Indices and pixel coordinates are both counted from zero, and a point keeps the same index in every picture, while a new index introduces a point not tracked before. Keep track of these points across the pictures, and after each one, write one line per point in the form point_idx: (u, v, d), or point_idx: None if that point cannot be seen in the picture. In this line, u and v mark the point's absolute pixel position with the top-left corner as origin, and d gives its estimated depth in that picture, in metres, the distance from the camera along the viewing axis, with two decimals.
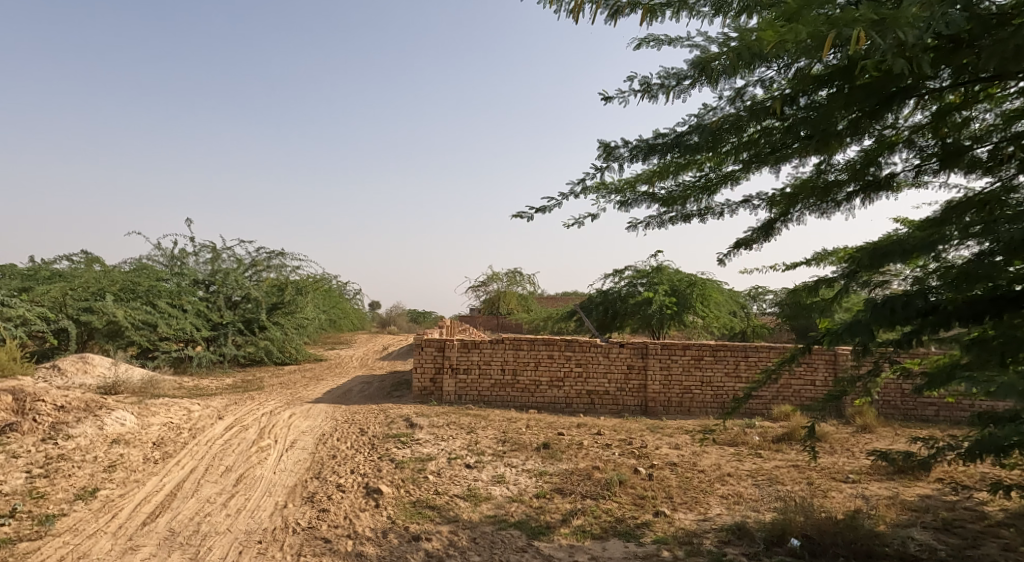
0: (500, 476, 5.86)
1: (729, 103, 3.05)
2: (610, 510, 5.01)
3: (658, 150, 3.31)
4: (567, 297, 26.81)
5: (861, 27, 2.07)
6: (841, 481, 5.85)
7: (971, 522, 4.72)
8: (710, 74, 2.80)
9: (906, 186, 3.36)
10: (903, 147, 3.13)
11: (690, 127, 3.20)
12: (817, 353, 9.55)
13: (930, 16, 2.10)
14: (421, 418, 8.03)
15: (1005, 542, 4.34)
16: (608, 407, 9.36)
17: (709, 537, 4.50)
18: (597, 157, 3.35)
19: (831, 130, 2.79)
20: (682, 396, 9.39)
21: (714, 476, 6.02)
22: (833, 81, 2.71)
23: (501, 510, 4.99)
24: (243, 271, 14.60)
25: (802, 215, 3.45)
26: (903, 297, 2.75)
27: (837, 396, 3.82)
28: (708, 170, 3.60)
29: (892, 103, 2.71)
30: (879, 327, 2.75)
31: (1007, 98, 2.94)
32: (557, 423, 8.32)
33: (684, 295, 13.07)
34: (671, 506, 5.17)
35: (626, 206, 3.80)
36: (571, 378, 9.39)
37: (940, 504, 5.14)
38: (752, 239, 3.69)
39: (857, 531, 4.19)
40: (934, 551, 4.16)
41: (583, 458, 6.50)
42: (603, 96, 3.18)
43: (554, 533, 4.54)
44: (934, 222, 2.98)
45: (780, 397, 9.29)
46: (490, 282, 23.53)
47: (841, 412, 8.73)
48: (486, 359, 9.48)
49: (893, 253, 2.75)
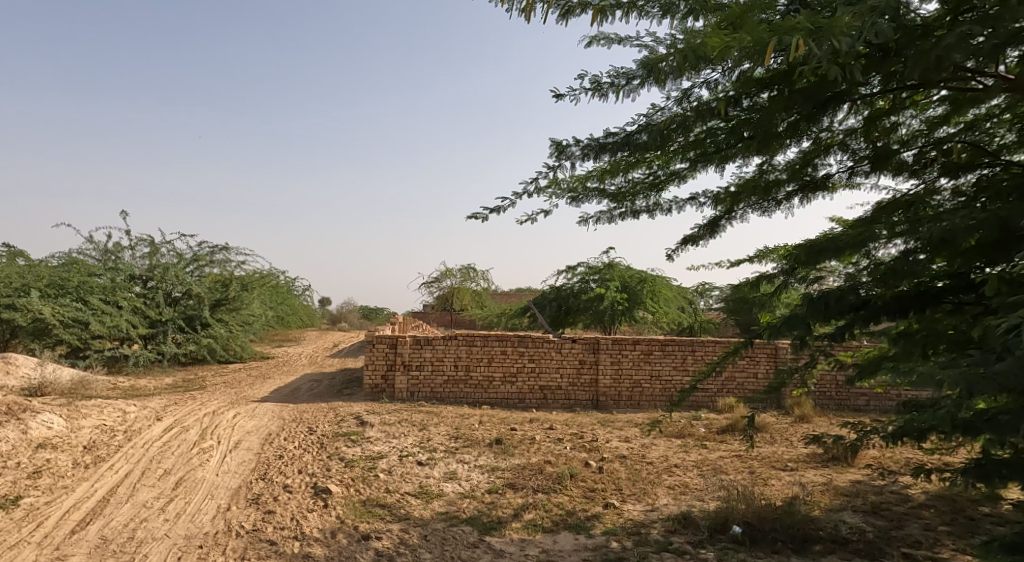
0: (453, 473, 5.85)
1: (676, 104, 3.12)
2: (561, 504, 5.08)
3: (608, 149, 3.35)
4: (521, 293, 26.83)
5: (799, 35, 2.15)
6: (780, 469, 6.11)
7: (897, 504, 5.02)
8: (657, 76, 2.85)
9: (840, 187, 3.53)
10: (837, 149, 3.28)
11: (639, 127, 3.26)
12: (760, 346, 9.93)
13: (861, 25, 2.20)
14: (372, 416, 7.94)
15: (927, 523, 4.65)
16: (560, 401, 9.48)
17: (656, 527, 4.62)
18: (549, 155, 3.35)
19: (771, 131, 2.91)
20: (632, 390, 9.62)
21: (662, 467, 6.19)
22: (774, 84, 2.83)
23: (453, 507, 4.99)
24: (184, 266, 13.96)
25: (744, 213, 3.60)
26: (836, 292, 2.94)
27: (777, 388, 3.99)
28: (656, 169, 3.69)
29: (828, 107, 2.86)
30: (815, 321, 2.93)
31: (930, 106, 3.14)
32: (510, 419, 8.36)
33: (636, 292, 13.40)
34: (621, 498, 5.29)
35: (577, 202, 3.85)
36: (525, 373, 9.46)
37: (869, 488, 5.44)
38: (698, 236, 3.80)
39: (794, 516, 4.39)
40: (863, 533, 4.42)
41: (535, 453, 6.57)
42: (555, 94, 3.16)
43: (505, 528, 4.56)
44: (866, 220, 3.14)
45: (725, 390, 9.64)
46: (445, 278, 23.27)
47: (781, 403, 9.10)
48: (439, 355, 9.40)
49: (827, 251, 2.92)
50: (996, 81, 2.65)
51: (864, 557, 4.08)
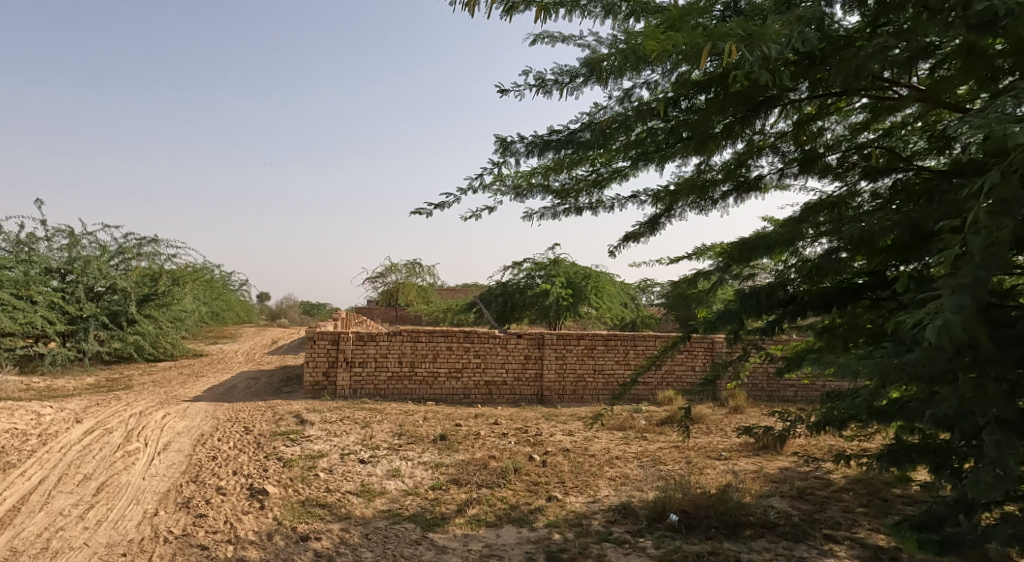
0: (396, 470, 5.78)
1: (617, 103, 3.18)
2: (505, 498, 5.11)
3: (551, 147, 3.37)
4: (467, 289, 26.75)
5: (732, 40, 2.21)
6: (715, 458, 6.36)
7: (820, 489, 5.32)
8: (599, 75, 2.89)
9: (771, 188, 3.69)
10: (769, 151, 3.43)
11: (582, 125, 3.31)
12: (697, 341, 10.29)
13: (789, 34, 2.29)
14: (313, 414, 7.74)
15: (846, 505, 4.95)
16: (505, 397, 9.53)
17: (597, 518, 4.71)
18: (494, 151, 3.35)
19: (708, 132, 3.02)
20: (576, 384, 9.78)
21: (604, 459, 6.32)
22: (710, 87, 2.93)
23: (395, 505, 4.93)
24: (108, 259, 13.21)
25: (683, 211, 3.72)
26: (767, 288, 3.12)
27: (713, 380, 4.14)
28: (598, 166, 3.75)
29: (760, 111, 2.99)
30: (747, 316, 3.12)
31: (852, 112, 3.33)
32: (454, 415, 8.33)
33: (580, 288, 13.63)
34: (563, 491, 5.37)
35: (522, 198, 3.87)
36: (470, 369, 9.45)
37: (796, 475, 5.74)
38: (639, 233, 3.90)
39: (727, 503, 4.58)
40: (789, 517, 4.66)
41: (479, 448, 6.57)
42: (500, 89, 3.16)
43: (448, 524, 4.55)
44: (794, 220, 3.29)
45: (664, 383, 9.94)
46: (389, 274, 22.80)
47: (716, 395, 9.47)
48: (383, 351, 9.24)
49: (758, 248, 3.09)
50: (909, 91, 2.83)
51: (790, 539, 4.30)
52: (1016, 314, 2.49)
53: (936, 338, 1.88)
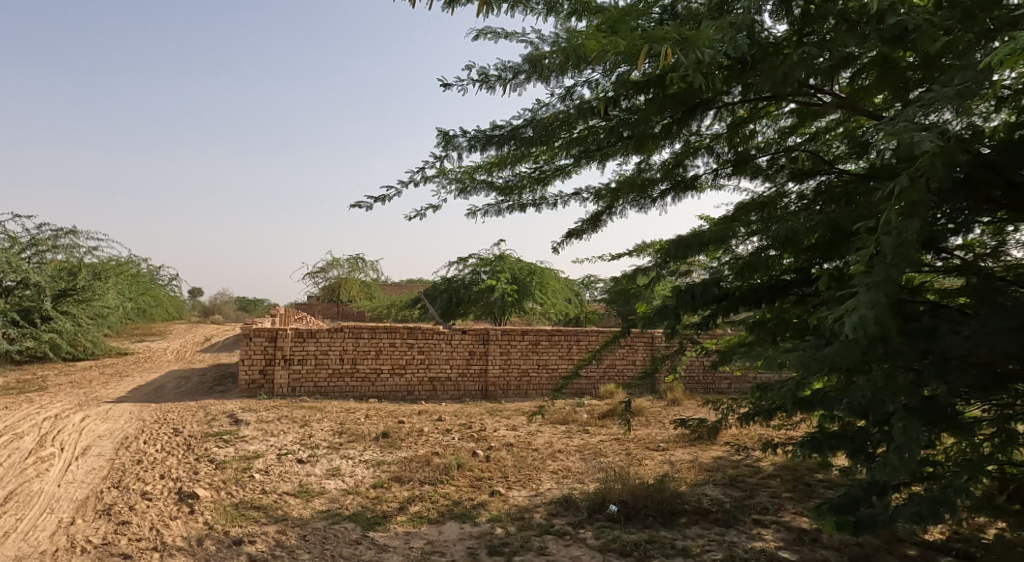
0: (336, 469, 5.66)
1: (559, 100, 3.21)
2: (448, 494, 5.09)
3: (494, 142, 3.35)
4: (411, 285, 26.44)
5: (667, 44, 2.26)
6: (653, 449, 6.55)
7: (750, 476, 5.58)
8: (541, 73, 2.90)
9: (707, 188, 3.81)
10: (704, 152, 3.54)
11: (525, 121, 3.31)
12: (637, 335, 10.57)
13: (722, 39, 2.37)
14: (248, 414, 7.46)
15: (774, 490, 5.21)
16: (449, 393, 9.50)
17: (539, 511, 4.77)
18: (436, 145, 3.31)
19: (647, 131, 3.08)
20: (520, 379, 9.87)
21: (546, 453, 6.40)
22: (649, 88, 3.00)
23: (335, 504, 4.83)
24: (19, 251, 12.32)
25: (623, 209, 3.81)
26: (702, 284, 3.24)
27: (651, 374, 4.27)
28: (542, 163, 3.78)
29: (695, 113, 3.09)
30: (683, 311, 3.24)
31: (781, 117, 3.48)
32: (397, 412, 8.23)
33: (525, 284, 13.73)
34: (506, 485, 5.40)
35: (465, 194, 3.85)
36: (414, 365, 9.36)
37: (728, 463, 5.99)
38: (582, 230, 3.95)
39: (664, 493, 4.72)
40: (721, 504, 4.87)
41: (422, 445, 6.52)
42: (442, 83, 3.12)
43: (390, 522, 4.49)
44: (728, 219, 3.42)
45: (606, 377, 10.15)
46: (331, 269, 22.29)
47: (655, 388, 9.76)
48: (324, 348, 8.99)
49: (694, 245, 3.19)
50: (832, 98, 2.99)
51: (722, 525, 4.49)
52: (924, 309, 2.68)
53: (852, 331, 1.99)
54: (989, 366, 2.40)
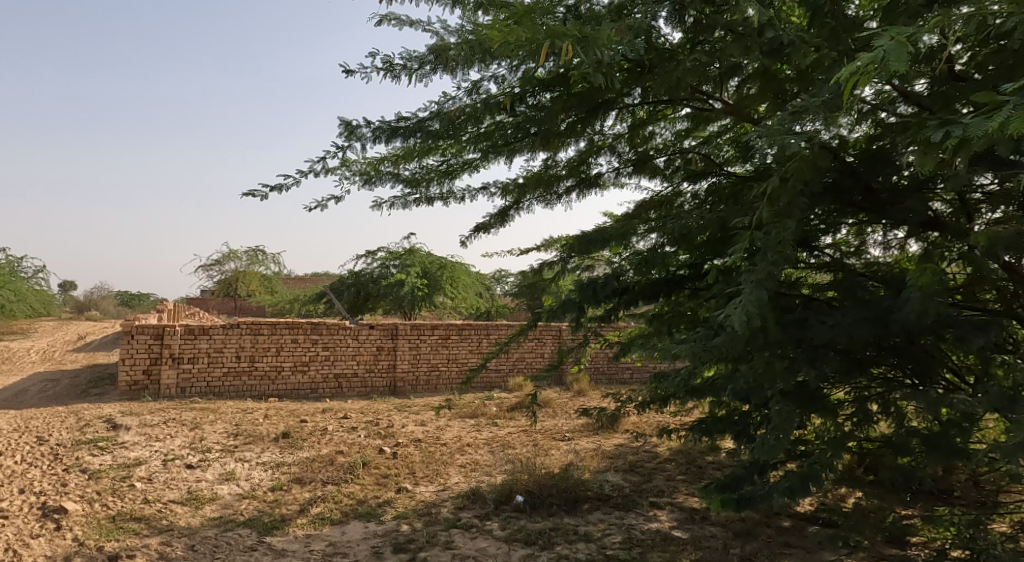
0: (230, 473, 5.34)
1: (466, 94, 3.19)
2: (352, 493, 4.96)
3: (400, 134, 3.27)
4: (315, 278, 25.45)
5: (569, 40, 2.27)
6: (559, 440, 6.73)
7: (648, 461, 5.87)
8: (446, 65, 2.87)
9: (610, 186, 3.94)
10: (607, 151, 3.67)
11: (431, 113, 3.26)
12: (546, 329, 10.82)
13: (621, 41, 2.45)
14: (128, 418, 6.86)
15: (669, 473, 5.52)
16: (356, 389, 9.24)
17: (446, 506, 4.75)
18: (338, 134, 3.19)
19: (553, 129, 3.15)
20: (429, 374, 9.81)
21: (455, 447, 6.39)
22: (553, 86, 3.07)
23: (228, 511, 4.56)
24: None
25: (530, 205, 3.86)
26: (603, 278, 3.36)
27: (558, 365, 4.37)
28: (450, 156, 3.75)
29: (598, 113, 3.18)
30: (586, 304, 3.35)
31: (677, 120, 3.67)
32: (300, 410, 7.89)
33: (435, 278, 13.61)
34: (413, 481, 5.34)
35: (370, 185, 3.73)
36: (318, 362, 9.01)
37: (629, 450, 6.27)
38: (489, 225, 3.97)
39: (568, 481, 4.85)
40: (621, 489, 5.09)
41: (326, 444, 6.30)
42: (344, 69, 3.01)
43: (288, 526, 4.30)
44: (628, 216, 3.55)
45: (515, 370, 10.30)
46: (228, 261, 20.95)
47: (563, 380, 10.03)
48: (218, 346, 8.42)
49: (596, 241, 3.30)
50: (722, 104, 3.18)
51: (621, 509, 4.69)
52: (798, 301, 2.93)
53: (737, 323, 2.13)
54: (850, 353, 2.66)
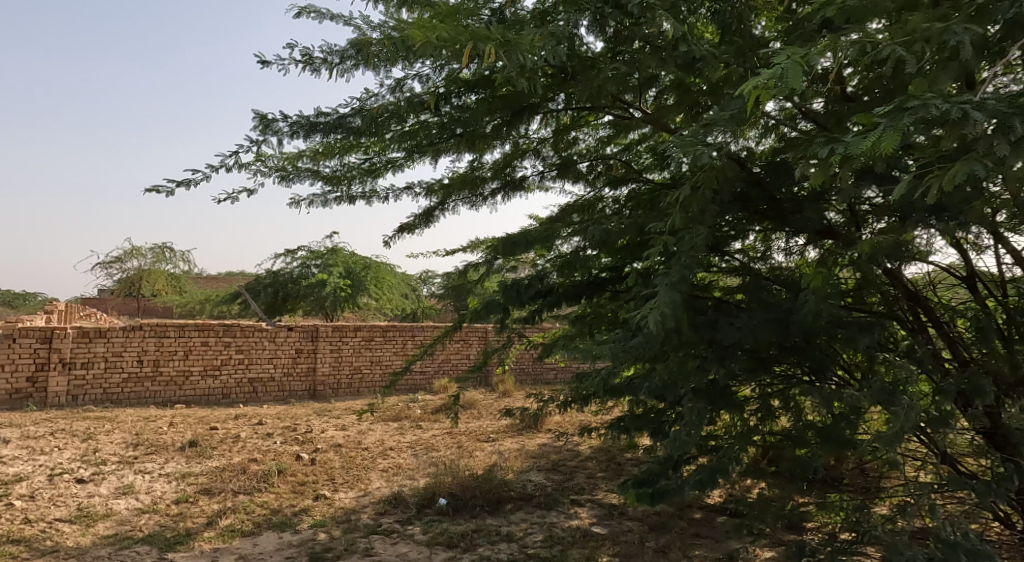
0: (128, 487, 4.97)
1: (389, 92, 3.13)
2: (265, 503, 4.75)
3: (319, 130, 3.17)
4: (229, 278, 24.18)
5: (491, 43, 2.28)
6: (483, 441, 6.74)
7: (570, 460, 5.99)
8: (369, 62, 2.81)
9: (535, 189, 3.99)
10: (531, 155, 3.72)
11: (352, 110, 3.17)
12: (472, 330, 10.83)
13: (545, 47, 2.48)
14: (9, 430, 6.23)
15: (590, 471, 5.66)
16: (272, 394, 8.86)
17: (366, 511, 4.64)
18: (252, 127, 3.05)
19: (478, 131, 3.15)
20: (351, 376, 9.59)
21: (377, 451, 6.26)
22: (478, 88, 3.08)
23: (126, 527, 4.25)
24: None
25: (455, 206, 3.85)
26: (526, 280, 3.38)
27: (482, 366, 4.38)
28: (373, 155, 3.68)
29: (523, 116, 3.20)
30: (510, 305, 3.37)
31: (599, 127, 3.77)
32: (210, 417, 7.47)
33: (359, 278, 13.30)
34: (332, 488, 5.18)
35: (288, 182, 3.59)
36: (231, 365, 8.57)
37: (552, 449, 6.38)
38: (413, 225, 3.92)
39: (491, 482, 4.86)
40: (543, 488, 5.17)
41: (238, 452, 6.00)
42: (260, 60, 2.88)
43: (193, 540, 4.05)
44: (552, 219, 3.61)
45: (441, 371, 10.23)
46: (130, 259, 19.49)
47: (488, 381, 10.07)
48: (116, 349, 7.80)
49: (520, 243, 3.33)
50: (641, 113, 3.29)
51: (543, 508, 4.76)
52: (710, 304, 3.08)
53: (652, 324, 2.21)
54: (755, 352, 2.83)
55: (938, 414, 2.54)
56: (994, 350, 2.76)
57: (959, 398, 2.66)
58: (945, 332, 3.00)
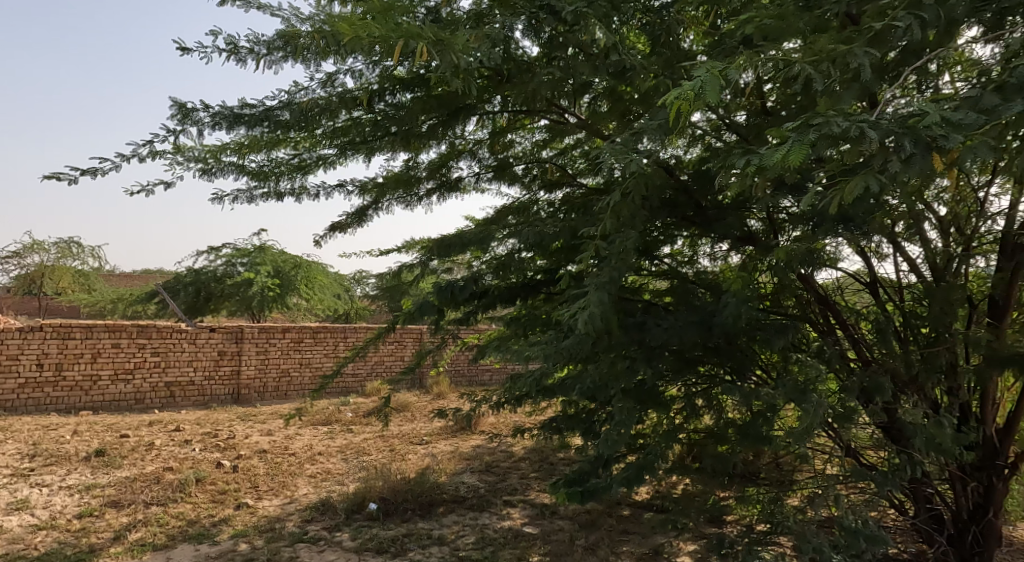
0: (23, 501, 4.58)
1: (319, 86, 3.04)
2: (181, 514, 4.49)
3: (243, 122, 3.04)
4: (145, 276, 22.76)
5: (423, 41, 2.25)
6: (416, 443, 6.66)
7: (504, 460, 6.02)
8: (299, 55, 2.72)
9: (471, 190, 3.99)
10: (467, 156, 3.71)
11: (280, 103, 3.06)
12: (407, 331, 10.70)
13: (479, 49, 2.49)
14: None
15: (523, 472, 5.70)
16: (192, 399, 8.41)
17: (292, 519, 4.48)
18: (170, 117, 2.89)
19: (413, 130, 3.12)
20: (279, 379, 9.26)
21: (305, 457, 6.06)
22: (413, 86, 3.04)
23: (20, 545, 3.91)
24: None
25: (390, 205, 3.79)
26: (461, 281, 3.37)
27: (415, 368, 4.32)
28: (302, 151, 3.56)
29: (459, 117, 3.19)
30: (443, 306, 3.35)
31: (535, 131, 3.81)
32: (121, 424, 7.00)
33: (289, 278, 12.90)
34: (256, 496, 4.98)
35: (210, 176, 3.42)
36: (146, 369, 8.06)
37: (486, 450, 6.39)
38: (345, 224, 3.82)
39: (423, 485, 4.80)
40: (476, 490, 5.16)
41: (152, 461, 5.65)
42: (179, 46, 2.73)
43: (99, 557, 3.78)
44: (488, 221, 3.62)
45: (374, 373, 10.04)
46: (29, 254, 17.94)
47: (423, 383, 9.96)
48: (12, 352, 7.14)
49: (455, 244, 3.32)
50: (576, 119, 3.36)
51: (476, 509, 4.75)
52: (639, 306, 3.18)
53: (583, 325, 2.26)
54: (681, 353, 2.94)
55: (843, 409, 2.73)
56: (892, 350, 3.00)
57: (861, 395, 2.87)
58: (851, 333, 3.22)
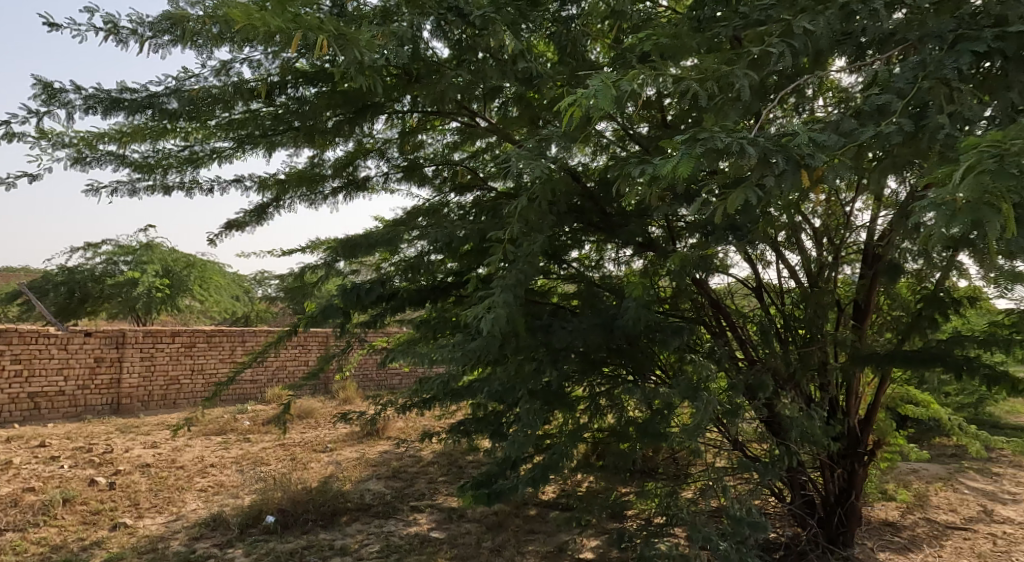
0: None
1: (212, 74, 2.85)
2: (45, 539, 4.05)
3: (122, 107, 2.79)
4: (6, 275, 20.29)
5: (324, 34, 2.18)
6: (320, 451, 6.41)
7: (412, 466, 5.93)
8: (188, 39, 2.55)
9: (379, 190, 3.90)
10: (375, 156, 3.63)
11: (167, 90, 2.84)
12: (312, 335, 10.29)
13: (387, 46, 2.45)
14: None
15: (431, 476, 5.64)
16: (61, 410, 7.60)
17: (178, 538, 4.16)
18: (33, 97, 2.60)
19: (317, 126, 3.00)
20: (167, 387, 8.59)
21: (195, 469, 5.66)
22: (316, 80, 2.93)
23: None
24: None
25: (292, 203, 3.62)
26: (367, 284, 3.27)
27: (319, 374, 4.15)
28: (194, 142, 3.33)
29: (365, 115, 3.10)
30: (348, 309, 3.24)
31: (446, 132, 3.79)
32: None
33: (179, 278, 12.04)
34: (136, 514, 4.58)
35: (83, 166, 3.12)
36: (5, 379, 7.18)
37: (393, 456, 6.26)
38: (242, 222, 3.61)
39: (326, 494, 4.62)
40: (382, 497, 5.04)
41: (10, 482, 5.04)
42: (46, 21, 2.48)
43: None
44: (397, 222, 3.55)
45: (275, 379, 9.56)
46: None
47: (329, 388, 9.61)
48: None
49: (360, 245, 3.22)
50: (486, 123, 3.38)
51: (381, 517, 4.64)
52: (546, 309, 3.24)
53: (489, 327, 2.27)
54: (586, 355, 3.02)
55: (732, 405, 2.92)
56: (773, 349, 3.25)
57: (746, 391, 3.09)
58: (739, 334, 3.46)
